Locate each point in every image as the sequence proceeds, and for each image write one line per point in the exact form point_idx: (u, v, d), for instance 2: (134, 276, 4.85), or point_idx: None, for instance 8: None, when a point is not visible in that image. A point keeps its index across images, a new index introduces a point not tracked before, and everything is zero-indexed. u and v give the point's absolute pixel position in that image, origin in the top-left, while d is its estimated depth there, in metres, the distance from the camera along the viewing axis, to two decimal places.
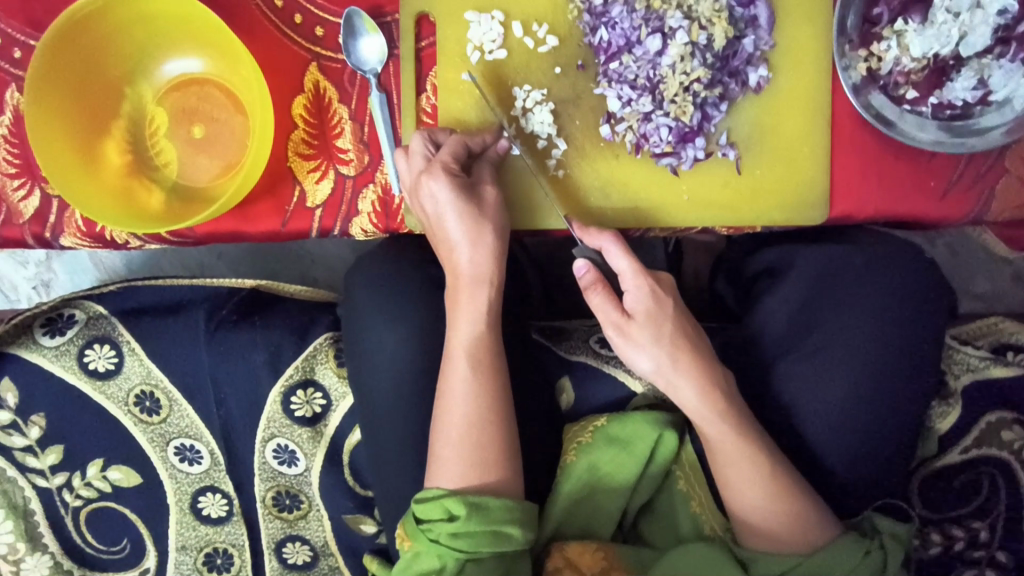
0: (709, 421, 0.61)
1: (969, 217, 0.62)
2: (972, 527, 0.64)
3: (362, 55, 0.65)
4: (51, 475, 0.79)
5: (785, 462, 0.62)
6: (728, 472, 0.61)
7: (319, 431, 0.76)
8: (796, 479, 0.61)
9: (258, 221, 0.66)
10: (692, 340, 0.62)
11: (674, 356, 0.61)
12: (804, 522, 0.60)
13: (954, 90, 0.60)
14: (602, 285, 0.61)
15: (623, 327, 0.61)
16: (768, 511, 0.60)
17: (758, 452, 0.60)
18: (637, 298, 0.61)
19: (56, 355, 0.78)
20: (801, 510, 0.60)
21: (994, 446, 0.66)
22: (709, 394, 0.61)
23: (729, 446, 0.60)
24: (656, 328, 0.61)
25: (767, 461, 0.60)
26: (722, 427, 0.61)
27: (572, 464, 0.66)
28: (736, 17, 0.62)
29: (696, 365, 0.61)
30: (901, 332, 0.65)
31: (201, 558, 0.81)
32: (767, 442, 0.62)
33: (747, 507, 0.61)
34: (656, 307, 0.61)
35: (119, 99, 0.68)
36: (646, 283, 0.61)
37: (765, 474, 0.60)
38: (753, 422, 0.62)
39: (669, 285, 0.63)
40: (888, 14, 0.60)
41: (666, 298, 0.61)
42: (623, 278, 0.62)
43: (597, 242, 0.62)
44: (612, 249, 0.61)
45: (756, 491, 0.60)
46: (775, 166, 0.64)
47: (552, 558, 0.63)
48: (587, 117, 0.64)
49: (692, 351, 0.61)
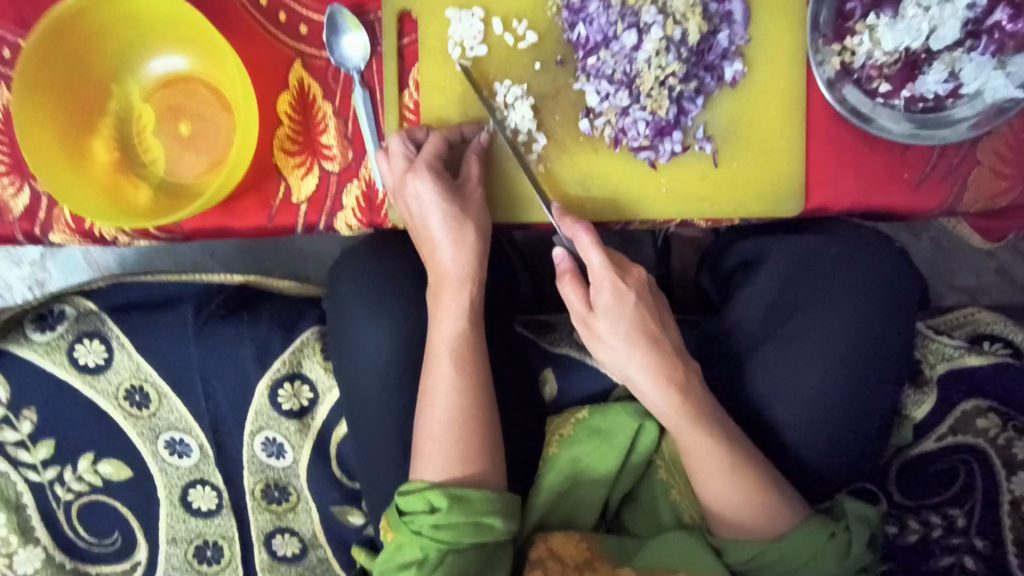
0: (669, 415, 0.61)
1: (942, 207, 0.64)
2: (950, 514, 0.65)
3: (345, 52, 0.66)
4: (43, 469, 0.80)
5: (757, 455, 0.62)
6: (692, 463, 0.62)
7: (306, 423, 0.77)
8: (765, 470, 0.62)
9: (243, 216, 0.67)
10: (656, 336, 0.62)
11: (635, 352, 0.61)
12: (770, 513, 0.60)
13: (927, 83, 0.61)
14: (574, 273, 0.62)
15: (586, 320, 0.63)
16: (736, 503, 0.61)
17: (723, 447, 0.60)
18: (601, 292, 0.61)
19: (47, 351, 0.79)
20: (771, 503, 0.61)
21: (970, 433, 0.67)
22: (666, 388, 0.61)
23: (688, 437, 0.61)
24: (614, 323, 0.61)
25: (729, 453, 0.60)
26: (680, 420, 0.61)
27: (554, 456, 0.68)
28: (711, 12, 0.63)
29: (657, 359, 0.61)
30: (878, 323, 0.66)
31: (191, 550, 0.82)
32: (735, 435, 0.62)
33: (717, 499, 0.61)
34: (617, 303, 0.61)
35: (107, 97, 0.69)
36: (614, 278, 0.61)
37: (727, 466, 0.60)
38: (722, 418, 0.62)
39: (640, 279, 0.63)
40: (860, 9, 0.61)
41: (630, 295, 0.61)
42: (591, 272, 0.62)
43: (571, 232, 0.61)
44: (582, 240, 0.61)
45: (720, 481, 0.61)
46: (751, 160, 0.65)
47: (537, 548, 0.63)
48: (566, 112, 0.65)
49: (655, 348, 0.61)
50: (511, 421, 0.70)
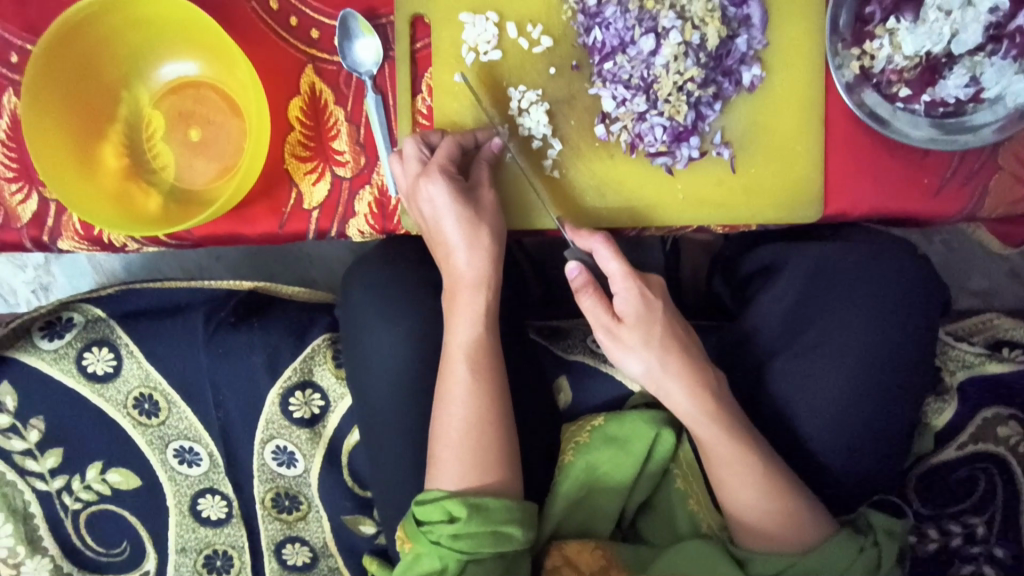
0: (701, 424, 0.61)
1: (963, 212, 0.63)
2: (969, 523, 0.65)
3: (358, 57, 0.65)
4: (51, 478, 0.80)
5: (780, 463, 0.62)
6: (722, 473, 0.61)
7: (317, 432, 0.76)
8: (789, 479, 0.61)
9: (255, 222, 0.66)
10: (681, 343, 0.62)
11: (665, 360, 0.61)
12: (798, 521, 0.60)
13: (948, 87, 0.60)
14: (593, 288, 0.61)
15: (613, 330, 0.61)
16: (764, 513, 0.60)
17: (753, 455, 0.60)
18: (628, 301, 0.61)
19: (54, 359, 0.78)
20: (798, 512, 0.60)
21: (991, 441, 0.67)
22: (700, 395, 0.61)
23: (721, 447, 0.60)
24: (647, 331, 0.61)
25: (760, 460, 0.60)
26: (713, 429, 0.60)
27: (571, 464, 0.66)
28: (729, 16, 0.62)
29: (686, 367, 0.61)
30: (897, 329, 0.65)
31: (201, 560, 0.81)
32: (761, 441, 0.62)
33: (743, 507, 0.61)
34: (646, 312, 0.61)
35: (115, 102, 0.68)
36: (638, 286, 0.61)
37: (759, 475, 0.60)
38: (746, 425, 0.62)
39: (660, 287, 0.63)
40: (880, 13, 0.60)
41: (656, 302, 0.61)
42: (615, 280, 0.61)
43: (588, 244, 0.62)
44: (602, 251, 0.61)
45: (746, 488, 0.60)
46: (768, 165, 0.64)
47: (551, 556, 0.63)
48: (581, 118, 0.65)
49: (684, 355, 0.61)
50: (525, 428, 0.70)
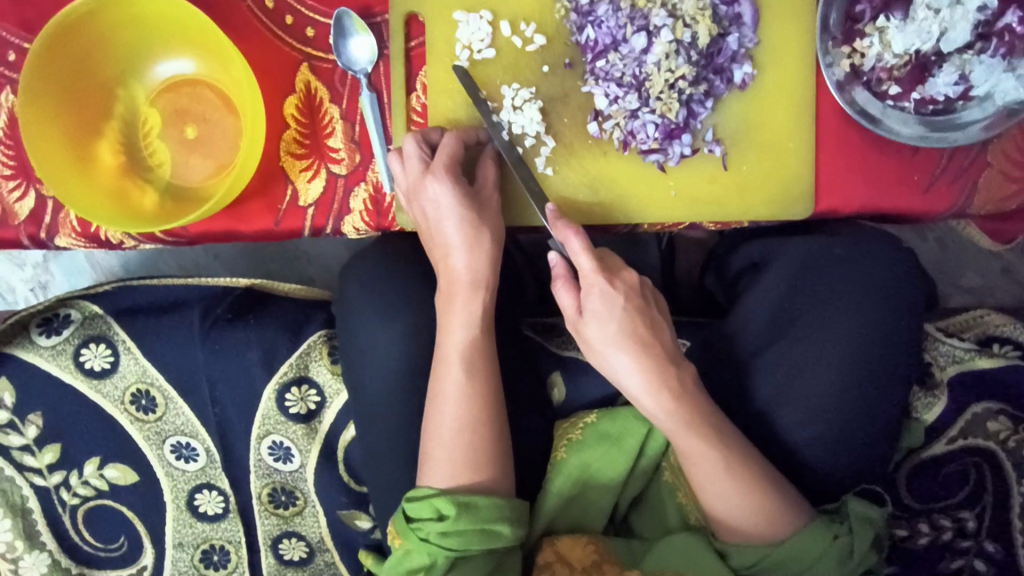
0: (662, 421, 0.60)
1: (953, 209, 0.63)
2: (960, 517, 0.65)
3: (352, 55, 0.65)
4: (49, 474, 0.80)
5: (753, 456, 0.61)
6: (687, 465, 0.61)
7: (313, 427, 0.77)
8: (760, 472, 0.60)
9: (250, 220, 0.66)
10: (646, 341, 0.60)
11: (626, 359, 0.59)
12: (768, 514, 0.60)
13: (937, 85, 0.60)
14: (568, 280, 0.61)
15: (577, 324, 0.61)
16: (734, 507, 0.60)
17: (716, 453, 0.59)
18: (590, 297, 0.60)
19: (52, 355, 0.79)
20: (770, 506, 0.60)
21: (980, 436, 0.67)
22: (661, 394, 0.59)
23: (682, 443, 0.60)
24: (605, 329, 0.59)
25: (723, 458, 0.60)
26: (673, 425, 0.60)
27: (563, 461, 0.67)
28: (720, 15, 0.63)
29: (647, 366, 0.59)
30: (886, 326, 0.66)
31: (198, 554, 0.82)
32: (731, 437, 0.61)
33: (711, 500, 0.61)
34: (607, 308, 0.59)
35: (112, 100, 0.68)
36: (602, 282, 0.59)
37: (721, 471, 0.59)
38: (716, 421, 0.61)
39: (631, 282, 0.60)
40: (870, 11, 0.60)
41: (619, 299, 0.59)
42: (581, 275, 0.60)
43: (562, 234, 0.60)
44: (573, 244, 0.59)
45: (712, 483, 0.60)
46: (758, 163, 0.65)
47: (543, 552, 0.64)
48: (574, 115, 0.65)
49: (647, 353, 0.59)
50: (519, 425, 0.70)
